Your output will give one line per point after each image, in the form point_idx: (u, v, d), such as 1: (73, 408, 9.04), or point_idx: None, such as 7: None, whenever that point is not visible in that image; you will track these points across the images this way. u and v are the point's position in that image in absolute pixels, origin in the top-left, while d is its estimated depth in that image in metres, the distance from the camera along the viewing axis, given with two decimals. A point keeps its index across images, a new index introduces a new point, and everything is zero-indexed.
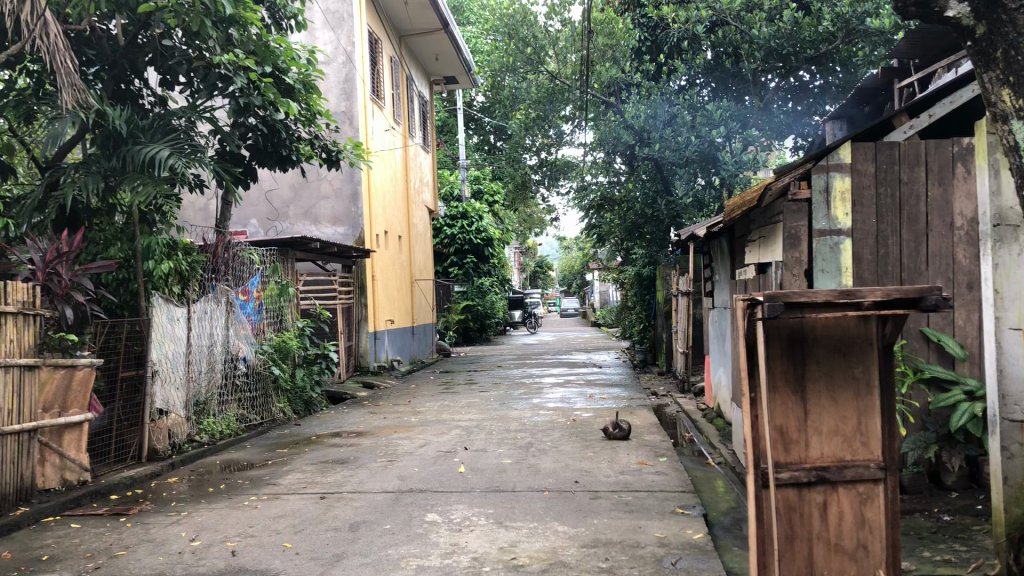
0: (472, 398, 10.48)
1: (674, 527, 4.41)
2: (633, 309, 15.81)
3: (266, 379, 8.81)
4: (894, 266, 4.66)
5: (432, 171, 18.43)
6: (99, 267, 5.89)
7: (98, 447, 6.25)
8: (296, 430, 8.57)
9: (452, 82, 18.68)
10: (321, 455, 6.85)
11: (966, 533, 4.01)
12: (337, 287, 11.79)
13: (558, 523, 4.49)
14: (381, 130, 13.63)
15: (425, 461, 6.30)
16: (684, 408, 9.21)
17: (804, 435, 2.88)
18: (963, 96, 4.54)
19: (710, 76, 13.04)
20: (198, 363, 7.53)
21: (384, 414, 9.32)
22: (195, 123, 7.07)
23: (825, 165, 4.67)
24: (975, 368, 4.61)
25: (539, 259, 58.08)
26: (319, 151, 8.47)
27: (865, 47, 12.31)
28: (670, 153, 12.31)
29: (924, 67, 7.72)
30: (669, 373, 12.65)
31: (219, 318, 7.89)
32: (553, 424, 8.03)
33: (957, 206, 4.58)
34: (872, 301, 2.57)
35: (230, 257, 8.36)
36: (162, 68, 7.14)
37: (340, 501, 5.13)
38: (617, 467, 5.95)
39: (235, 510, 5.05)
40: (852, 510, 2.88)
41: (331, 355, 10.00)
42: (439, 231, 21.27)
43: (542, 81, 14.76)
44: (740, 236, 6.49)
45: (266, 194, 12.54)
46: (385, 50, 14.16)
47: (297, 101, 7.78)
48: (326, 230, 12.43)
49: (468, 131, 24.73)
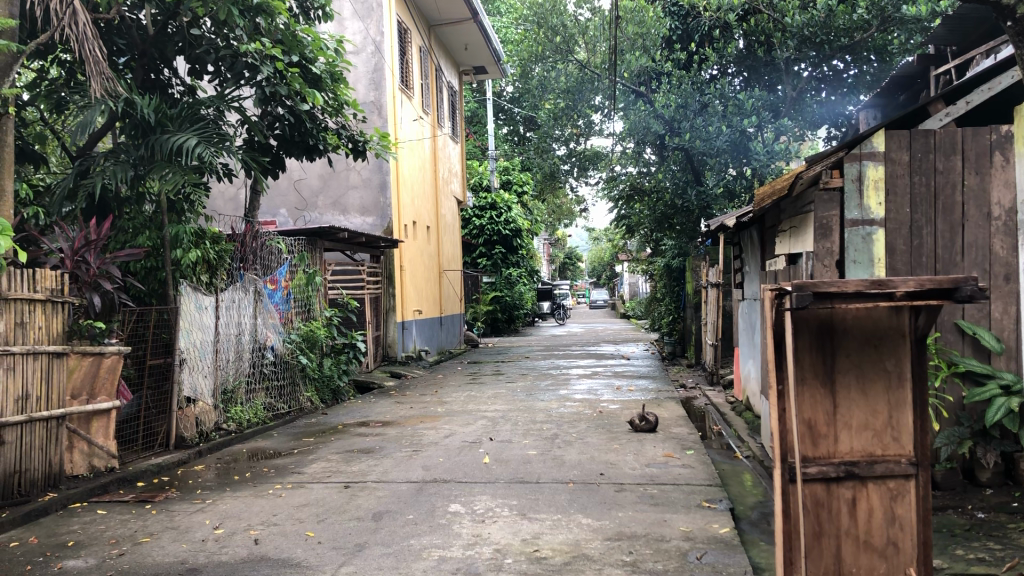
0: (499, 389, 10.45)
1: (700, 521, 4.34)
2: (663, 301, 15.70)
3: (294, 368, 8.84)
4: (928, 257, 4.54)
5: (461, 161, 18.41)
6: (127, 255, 5.92)
7: (127, 434, 6.30)
8: (323, 419, 8.59)
9: (482, 72, 18.64)
10: (347, 444, 6.85)
11: (1001, 531, 3.91)
12: (365, 277, 11.81)
13: (582, 516, 4.44)
14: (409, 120, 13.62)
15: (450, 452, 6.28)
16: (713, 401, 9.12)
17: (833, 430, 2.80)
18: (1001, 82, 4.44)
19: (742, 66, 12.90)
20: (225, 352, 7.56)
21: (410, 404, 9.32)
22: (224, 113, 7.08)
23: (858, 154, 4.55)
24: (1011, 362, 4.51)
25: (569, 250, 57.99)
26: (345, 142, 8.42)
27: (900, 36, 12.07)
28: (700, 142, 12.17)
29: (962, 53, 7.55)
30: (698, 365, 12.55)
31: (246, 306, 7.95)
32: (580, 416, 7.98)
33: (994, 195, 4.48)
34: (904, 292, 2.48)
35: (258, 246, 8.36)
36: (190, 57, 7.12)
37: (363, 491, 5.11)
38: (643, 460, 5.89)
39: (260, 498, 5.05)
40: (882, 506, 2.80)
41: (358, 345, 10.04)
42: (468, 222, 21.28)
43: (571, 71, 14.66)
44: (770, 227, 6.39)
45: (295, 183, 12.58)
46: (414, 40, 14.14)
47: (324, 91, 7.75)
48: (355, 220, 12.45)
49: (498, 121, 24.69)
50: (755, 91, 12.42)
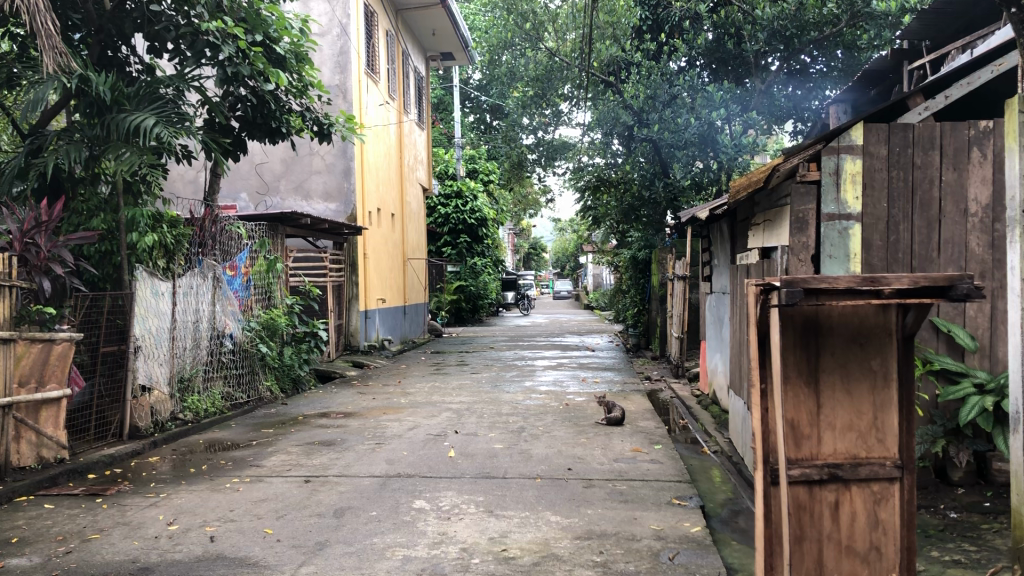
0: (463, 380, 10.31)
1: (671, 519, 4.25)
2: (628, 293, 15.64)
3: (253, 357, 8.62)
4: (905, 253, 4.47)
5: (427, 148, 18.17)
6: (79, 238, 5.68)
7: (78, 424, 6.07)
8: (283, 409, 8.39)
9: (449, 58, 18.41)
10: (308, 436, 6.67)
11: (975, 532, 3.86)
12: (328, 264, 11.58)
13: (551, 513, 4.33)
14: (375, 105, 13.40)
15: (415, 445, 6.13)
16: (678, 394, 9.07)
17: (816, 430, 2.71)
18: (979, 77, 4.45)
19: (711, 58, 12.80)
20: (183, 339, 7.35)
21: (373, 395, 9.14)
22: (183, 93, 6.85)
23: (836, 147, 4.46)
24: (985, 360, 4.46)
25: (533, 239, 57.87)
26: (309, 124, 8.20)
27: (869, 31, 12.06)
28: (668, 134, 12.12)
29: (935, 47, 7.51)
30: (663, 357, 12.51)
31: (205, 293, 7.74)
32: (546, 409, 7.88)
33: (971, 191, 4.42)
34: (896, 288, 2.40)
35: (217, 231, 8.11)
36: (149, 34, 6.88)
37: (325, 485, 4.95)
38: (611, 454, 5.79)
39: (216, 492, 4.87)
40: (865, 510, 2.72)
41: (320, 334, 9.83)
42: (433, 210, 21.07)
43: (540, 59, 14.47)
44: (742, 220, 6.31)
45: (257, 167, 12.31)
46: (381, 23, 13.87)
47: (288, 71, 7.53)
48: (318, 206, 12.22)
49: (465, 109, 24.53)
50: (723, 85, 12.31)
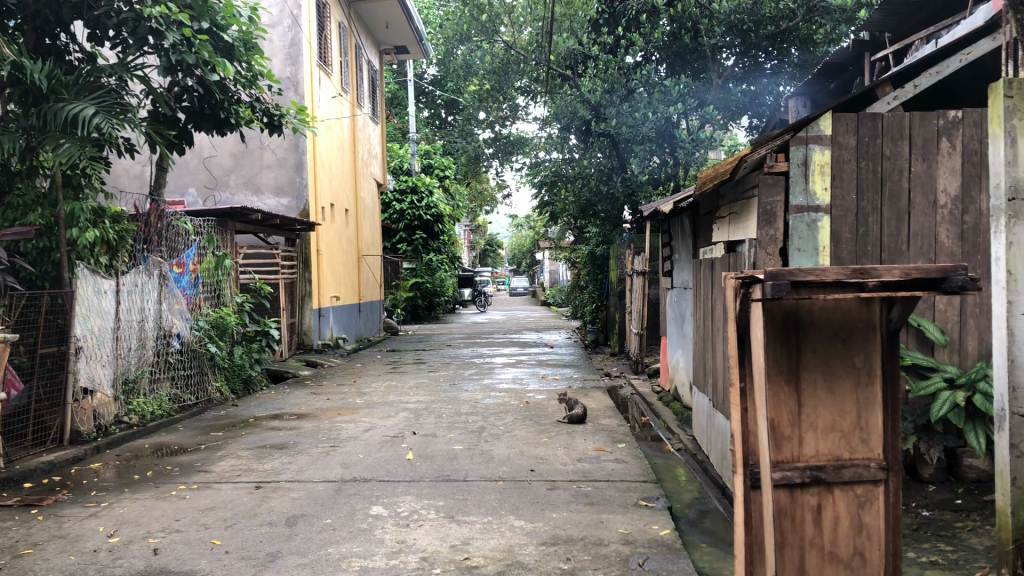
0: (420, 378, 10.09)
1: (639, 522, 4.10)
2: (585, 288, 15.52)
3: (202, 356, 8.33)
4: (874, 246, 4.37)
5: (382, 143, 17.92)
6: (14, 234, 5.40)
7: (15, 429, 5.76)
8: (233, 411, 8.11)
9: (403, 51, 18.15)
10: (259, 439, 6.42)
11: (950, 531, 3.76)
12: (279, 261, 11.28)
13: (514, 518, 4.15)
14: (328, 98, 13.13)
15: (371, 447, 5.92)
16: (639, 390, 8.96)
17: (798, 431, 2.57)
18: (949, 66, 4.38)
19: (667, 53, 12.63)
20: (127, 339, 7.07)
21: (327, 395, 8.89)
22: (125, 83, 6.55)
23: (804, 137, 4.32)
24: (954, 354, 4.39)
25: (489, 237, 57.65)
26: (259, 115, 7.94)
27: (825, 25, 12.09)
28: (626, 129, 11.98)
29: (897, 39, 7.52)
30: (622, 354, 12.40)
31: (150, 291, 7.45)
32: (506, 408, 7.69)
33: (940, 183, 4.34)
34: (885, 282, 2.26)
35: (164, 227, 7.82)
36: (89, 21, 6.54)
37: (276, 492, 4.73)
38: (574, 454, 5.63)
39: (161, 501, 4.61)
40: (848, 513, 2.60)
41: (272, 332, 9.61)
42: (388, 206, 20.71)
43: (497, 52, 14.27)
44: (705, 213, 6.20)
45: (205, 161, 11.93)
46: (333, 15, 13.58)
47: (236, 60, 7.28)
48: (269, 202, 11.92)
49: (419, 104, 24.29)
50: (680, 79, 12.21)
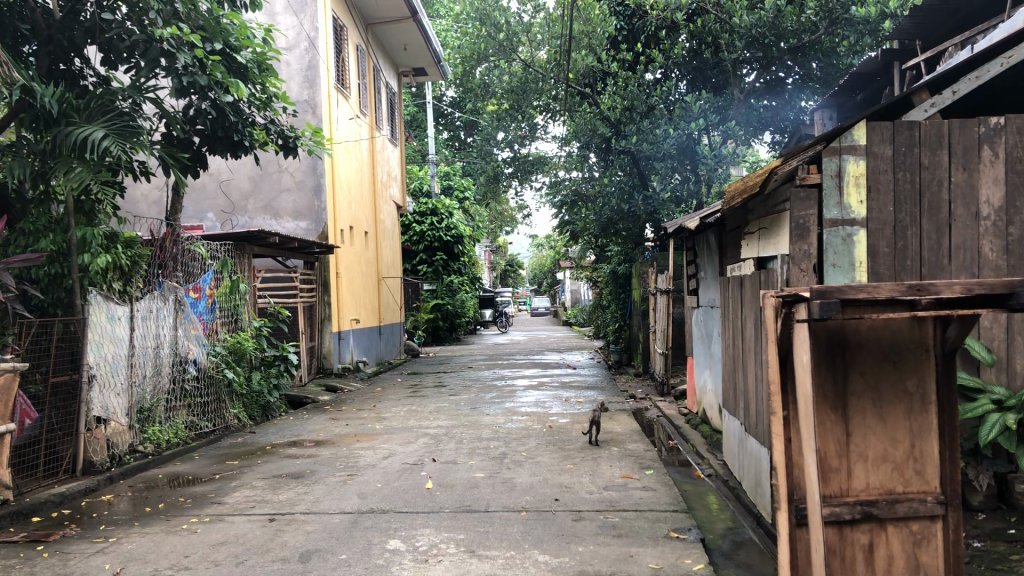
0: (441, 402, 9.89)
1: (671, 555, 3.89)
2: (608, 308, 15.28)
3: (219, 383, 8.19)
4: (914, 261, 4.14)
5: (401, 165, 17.85)
6: (23, 260, 5.24)
7: (26, 460, 5.62)
8: (250, 438, 7.95)
9: (421, 73, 18.11)
10: (275, 468, 6.25)
11: (1006, 565, 3.52)
12: (298, 284, 11.14)
13: (539, 552, 3.94)
14: (346, 120, 13.06)
15: (389, 476, 5.72)
16: (665, 412, 8.72)
17: (846, 462, 2.60)
18: (990, 70, 4.14)
19: (688, 69, 12.51)
20: (142, 366, 6.93)
21: (347, 421, 8.72)
22: (139, 106, 6.44)
23: (838, 147, 4.09)
24: (1002, 374, 4.15)
25: (510, 258, 57.54)
26: (273, 137, 7.81)
27: (849, 37, 11.80)
28: (647, 146, 11.76)
29: (929, 46, 7.35)
30: (646, 374, 12.16)
31: (166, 316, 7.32)
32: (529, 432, 7.48)
33: (983, 194, 4.14)
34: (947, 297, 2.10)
35: (179, 251, 7.69)
36: (102, 45, 6.44)
37: (290, 524, 4.55)
38: (600, 482, 5.42)
39: (171, 535, 4.44)
40: (904, 550, 2.61)
41: (290, 357, 9.44)
42: (408, 227, 20.63)
43: (515, 71, 14.14)
44: (733, 230, 6.01)
45: (223, 185, 11.84)
46: (351, 37, 13.54)
47: (250, 82, 7.19)
48: (287, 225, 11.81)
49: (438, 126, 24.26)
50: (700, 95, 12.01)
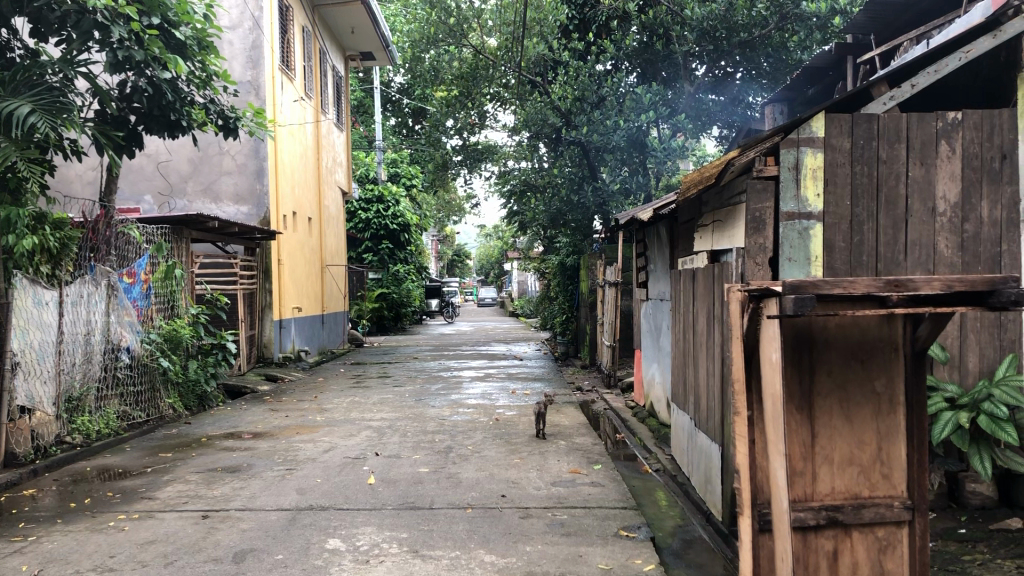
0: (385, 394, 9.69)
1: (621, 555, 3.77)
2: (555, 299, 15.19)
3: (153, 371, 7.87)
4: (869, 257, 4.07)
5: (347, 150, 17.52)
6: None
7: None
8: (186, 429, 7.67)
9: (369, 58, 17.79)
10: (210, 461, 6.01)
11: (959, 566, 3.47)
12: (238, 271, 10.83)
13: (484, 552, 3.80)
14: (290, 102, 12.73)
15: (330, 470, 5.53)
16: (612, 405, 8.65)
17: (812, 466, 2.59)
18: (948, 64, 4.05)
19: (638, 60, 12.44)
20: (71, 354, 6.62)
21: (287, 412, 8.47)
22: (70, 81, 6.10)
23: (796, 139, 3.99)
24: (954, 372, 4.13)
25: (456, 248, 57.25)
26: (213, 117, 7.53)
27: (798, 33, 11.84)
28: (597, 137, 11.64)
29: (883, 40, 7.36)
30: (593, 366, 12.10)
31: (98, 302, 7.02)
32: (475, 425, 7.32)
33: (939, 189, 4.09)
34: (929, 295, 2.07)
35: (112, 234, 7.36)
36: (31, 16, 5.97)
37: (224, 522, 4.33)
38: (548, 477, 5.29)
39: (96, 533, 4.20)
40: (869, 554, 2.63)
41: (228, 346, 9.16)
42: (353, 215, 20.32)
43: (465, 57, 13.90)
44: (684, 222, 5.94)
45: (161, 166, 11.41)
46: (297, 18, 13.20)
47: (189, 59, 6.88)
48: (228, 209, 11.49)
49: (386, 112, 23.93)
50: (651, 87, 11.93)
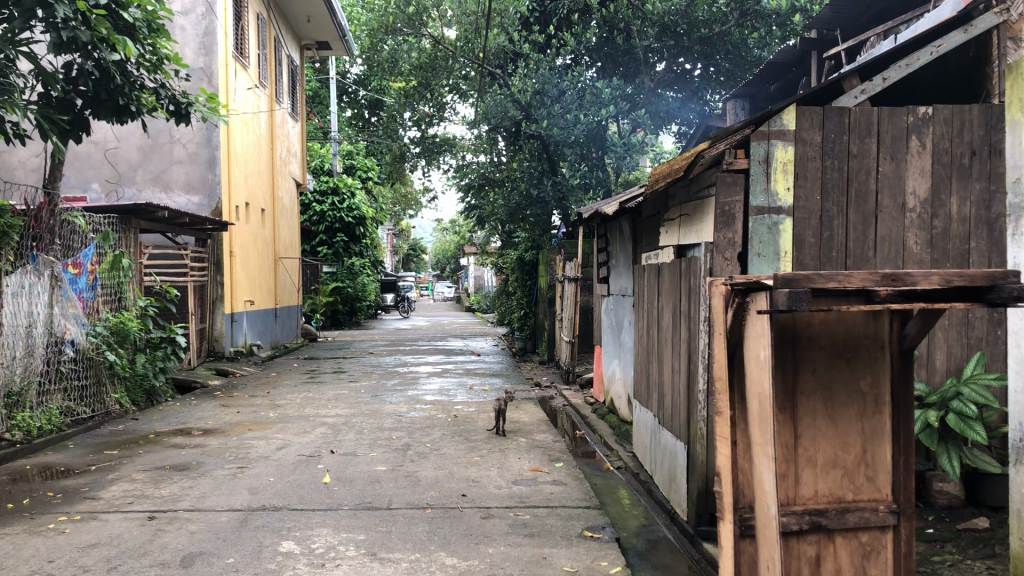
0: (340, 390, 9.47)
1: (586, 557, 3.66)
2: (513, 295, 15.05)
3: (99, 365, 7.59)
4: (839, 251, 3.99)
5: (302, 140, 17.21)
6: None
7: None
8: (133, 425, 7.40)
9: (325, 47, 17.48)
10: (157, 459, 5.79)
11: (929, 567, 3.42)
12: (189, 263, 10.53)
13: (446, 554, 3.66)
14: (244, 90, 12.43)
15: (283, 469, 5.34)
16: (571, 402, 8.54)
17: (795, 469, 2.54)
18: (919, 59, 4.03)
19: (598, 54, 12.35)
20: (11, 347, 6.33)
21: (238, 408, 8.24)
22: (9, 61, 5.82)
23: (767, 131, 3.93)
24: (922, 369, 4.08)
25: (412, 242, 56.77)
26: (164, 103, 7.26)
27: (759, 29, 11.83)
28: (556, 131, 11.39)
29: (848, 36, 7.36)
30: (551, 363, 12.00)
31: (40, 294, 6.74)
32: (432, 422, 7.17)
33: (909, 184, 4.03)
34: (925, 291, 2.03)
35: (56, 223, 7.07)
36: None
37: (172, 524, 4.14)
38: (508, 476, 5.16)
39: (35, 537, 3.98)
40: (852, 557, 2.60)
41: (177, 340, 8.91)
42: (308, 207, 19.99)
43: (424, 47, 13.68)
44: (649, 218, 5.87)
45: (109, 154, 11.05)
46: (252, 5, 12.90)
47: (137, 41, 6.61)
48: (179, 199, 11.19)
49: (341, 104, 23.56)
50: (611, 81, 11.86)
